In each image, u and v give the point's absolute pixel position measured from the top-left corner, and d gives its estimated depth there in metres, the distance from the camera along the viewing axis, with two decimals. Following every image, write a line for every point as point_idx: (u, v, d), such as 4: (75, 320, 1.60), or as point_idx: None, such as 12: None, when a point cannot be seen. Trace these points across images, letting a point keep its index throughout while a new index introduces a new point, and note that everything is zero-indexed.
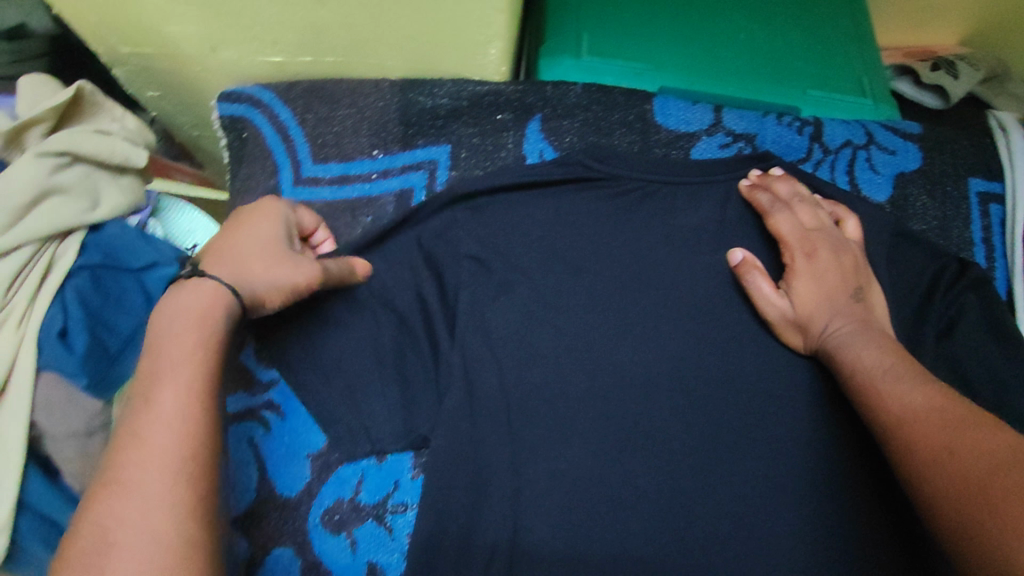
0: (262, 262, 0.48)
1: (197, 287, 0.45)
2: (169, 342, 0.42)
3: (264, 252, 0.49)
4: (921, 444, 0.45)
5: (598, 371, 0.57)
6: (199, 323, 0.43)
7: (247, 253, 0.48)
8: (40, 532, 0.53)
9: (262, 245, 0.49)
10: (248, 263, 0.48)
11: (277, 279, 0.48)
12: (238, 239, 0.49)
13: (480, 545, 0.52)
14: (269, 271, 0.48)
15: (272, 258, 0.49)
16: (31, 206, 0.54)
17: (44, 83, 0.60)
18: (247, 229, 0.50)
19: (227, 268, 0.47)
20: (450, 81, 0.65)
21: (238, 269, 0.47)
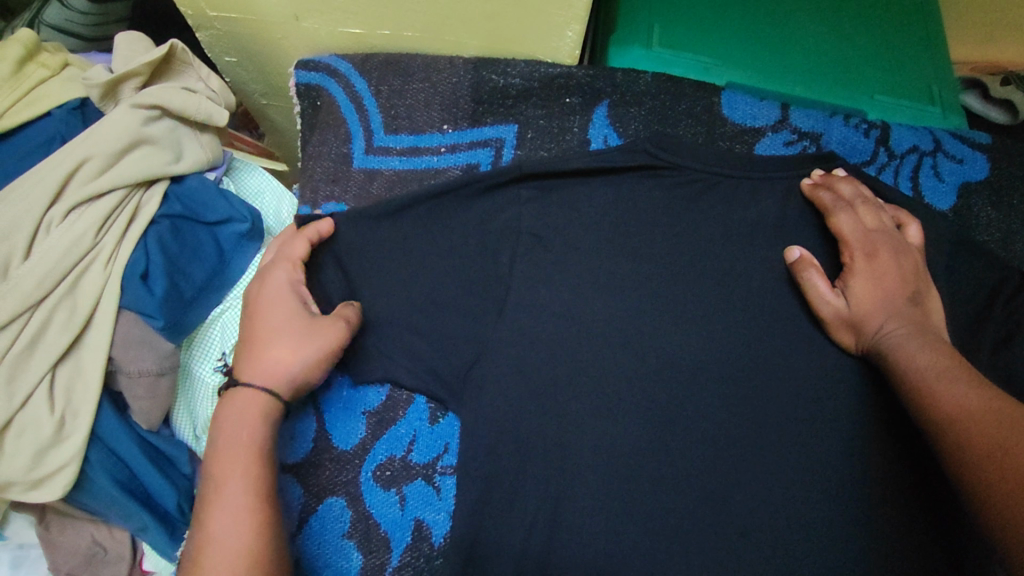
0: (283, 350, 0.53)
1: (242, 398, 0.52)
2: (224, 456, 0.49)
3: (281, 338, 0.54)
4: (974, 445, 0.44)
5: (649, 353, 0.58)
6: (246, 433, 0.51)
7: (269, 341, 0.54)
8: (105, 463, 0.57)
9: (277, 328, 0.54)
10: (274, 360, 0.53)
11: (297, 362, 0.53)
12: (261, 322, 0.55)
13: (522, 511, 0.54)
14: (292, 356, 0.54)
15: (289, 345, 0.53)
16: (122, 154, 0.58)
17: (137, 40, 0.63)
18: (269, 309, 0.55)
19: (262, 368, 0.53)
20: (523, 62, 0.66)
21: (267, 365, 0.53)
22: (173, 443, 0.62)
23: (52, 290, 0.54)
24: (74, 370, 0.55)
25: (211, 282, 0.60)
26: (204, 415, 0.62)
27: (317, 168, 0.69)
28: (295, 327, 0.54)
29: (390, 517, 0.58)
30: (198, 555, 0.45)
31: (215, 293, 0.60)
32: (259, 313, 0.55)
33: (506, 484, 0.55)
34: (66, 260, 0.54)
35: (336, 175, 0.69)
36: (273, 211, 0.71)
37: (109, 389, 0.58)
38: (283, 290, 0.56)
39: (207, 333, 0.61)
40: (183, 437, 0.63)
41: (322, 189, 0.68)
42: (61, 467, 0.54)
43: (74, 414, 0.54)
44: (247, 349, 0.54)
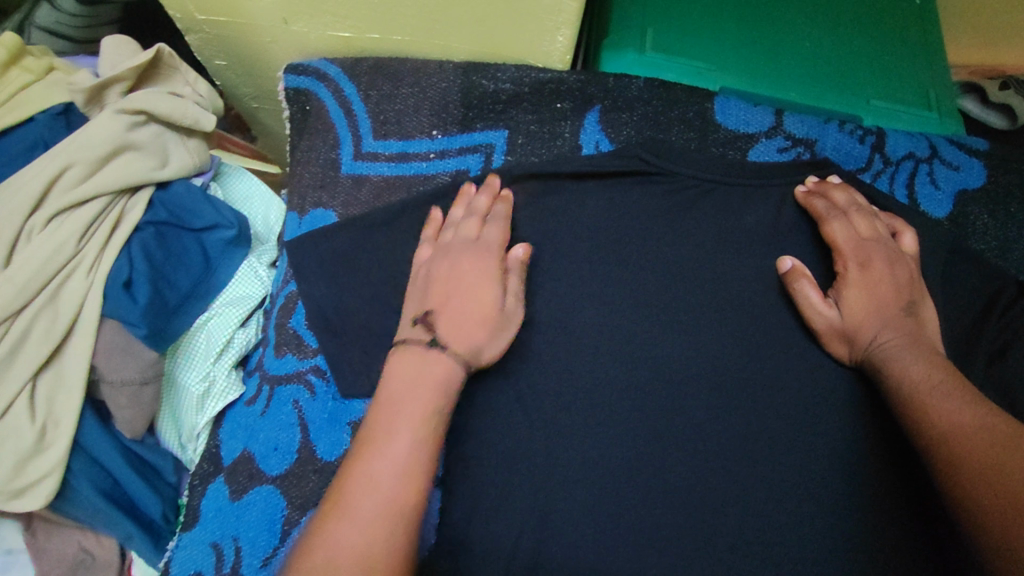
0: (472, 314, 0.53)
1: (417, 354, 0.51)
2: (408, 404, 0.48)
3: (471, 308, 0.54)
4: (966, 462, 0.44)
5: (638, 362, 0.57)
6: (421, 396, 0.48)
7: (464, 309, 0.54)
8: (89, 473, 0.56)
9: (473, 300, 0.54)
10: (468, 327, 0.53)
11: (493, 342, 0.53)
12: (448, 292, 0.55)
13: (506, 529, 0.52)
14: (490, 339, 0.53)
15: (484, 312, 0.53)
16: (107, 161, 0.57)
17: (124, 43, 0.62)
18: (452, 283, 0.55)
19: (451, 335, 0.52)
20: (513, 67, 0.65)
21: (459, 330, 0.53)
22: (157, 452, 0.61)
23: (33, 298, 0.53)
24: (55, 379, 0.54)
25: (196, 290, 0.59)
26: (190, 423, 0.61)
27: (306, 173, 0.69)
28: (484, 289, 0.55)
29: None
30: (349, 488, 0.43)
31: (201, 300, 0.60)
32: (459, 294, 0.54)
33: (492, 497, 0.53)
34: (48, 267, 0.53)
35: (324, 181, 0.68)
36: (261, 216, 0.71)
37: (92, 397, 0.57)
38: (487, 268, 0.56)
39: (193, 341, 0.60)
40: (168, 446, 0.62)
41: (310, 195, 0.68)
42: (41, 477, 0.53)
43: (55, 423, 0.54)
44: (441, 316, 0.53)
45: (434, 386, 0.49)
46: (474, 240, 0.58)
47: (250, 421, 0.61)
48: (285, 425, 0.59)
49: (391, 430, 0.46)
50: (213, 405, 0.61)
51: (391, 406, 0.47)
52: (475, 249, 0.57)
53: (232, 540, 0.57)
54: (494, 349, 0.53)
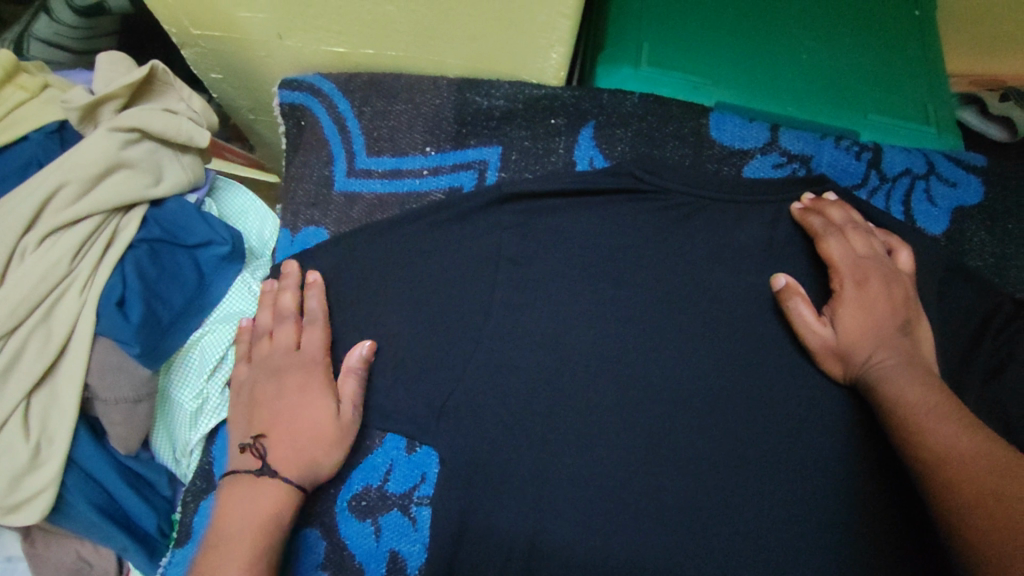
0: (309, 433, 0.54)
1: (249, 482, 0.52)
2: (242, 527, 0.49)
3: (307, 429, 0.54)
4: (964, 486, 0.44)
5: (628, 383, 0.57)
6: (258, 527, 0.49)
7: (294, 430, 0.54)
8: (84, 490, 0.56)
9: (305, 416, 0.54)
10: (301, 450, 0.53)
11: (329, 456, 0.54)
12: (276, 416, 0.55)
13: (498, 545, 0.53)
14: (329, 454, 0.54)
15: (319, 432, 0.54)
16: (100, 178, 0.57)
17: (120, 59, 0.63)
18: (277, 401, 0.56)
19: (286, 458, 0.53)
20: (507, 83, 0.65)
21: (298, 453, 0.53)
22: (152, 467, 0.62)
23: (27, 317, 0.53)
24: (50, 396, 0.54)
25: (189, 306, 0.60)
26: (183, 440, 0.61)
27: (299, 190, 0.69)
28: (313, 406, 0.55)
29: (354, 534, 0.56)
30: None
31: (195, 316, 0.60)
32: (289, 412, 0.55)
33: (481, 516, 0.53)
34: (41, 287, 0.54)
35: (317, 199, 0.69)
36: (255, 232, 0.71)
37: (86, 413, 0.58)
38: (312, 386, 0.56)
39: (187, 356, 0.61)
40: (163, 462, 0.62)
41: (302, 212, 0.68)
42: (37, 492, 0.53)
43: (49, 440, 0.54)
44: (270, 439, 0.54)
45: (268, 518, 0.50)
46: (293, 349, 0.58)
47: None
48: None
49: (223, 565, 0.47)
50: (206, 422, 0.61)
51: (220, 552, 0.48)
52: (297, 361, 0.57)
53: None
54: (328, 465, 0.54)
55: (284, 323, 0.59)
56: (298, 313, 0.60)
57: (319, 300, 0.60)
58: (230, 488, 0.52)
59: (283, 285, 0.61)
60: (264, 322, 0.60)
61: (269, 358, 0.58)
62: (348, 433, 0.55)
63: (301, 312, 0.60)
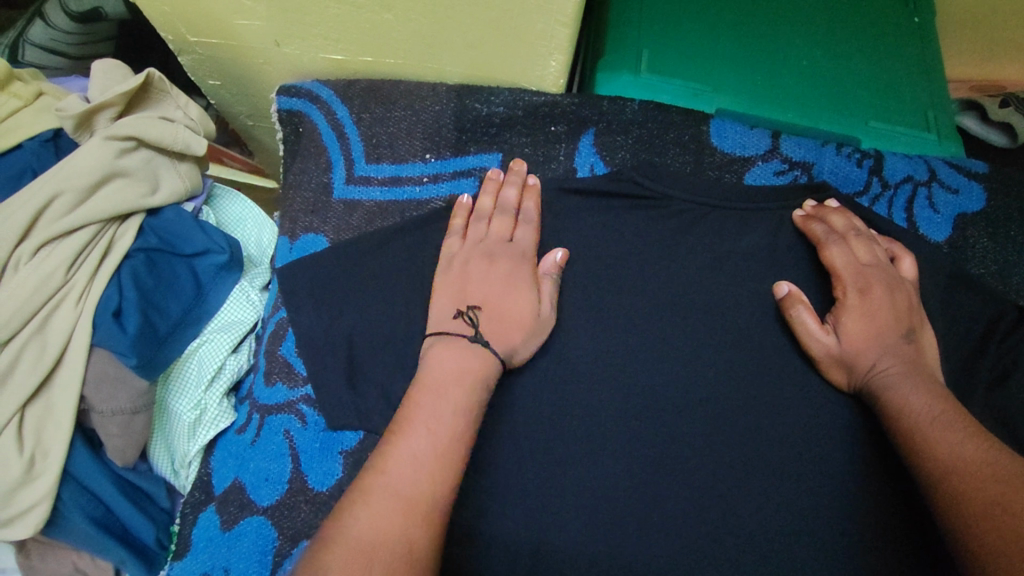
0: (511, 314, 0.55)
1: (460, 346, 0.52)
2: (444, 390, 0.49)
3: (510, 307, 0.55)
4: (972, 495, 0.44)
5: (632, 392, 0.56)
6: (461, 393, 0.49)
7: (503, 312, 0.55)
8: (80, 503, 0.56)
9: (511, 304, 0.55)
10: (508, 328, 0.54)
11: (526, 345, 0.55)
12: (487, 291, 0.56)
13: (502, 557, 0.52)
14: (526, 341, 0.55)
15: (523, 316, 0.55)
16: (97, 187, 0.57)
17: (115, 67, 0.62)
18: (491, 283, 0.56)
19: (494, 328, 0.54)
20: (506, 90, 0.65)
21: (502, 328, 0.54)
22: (150, 479, 0.61)
23: (21, 329, 0.53)
24: (44, 409, 0.53)
25: (187, 317, 0.59)
26: (181, 452, 0.61)
27: (297, 198, 0.69)
28: (521, 292, 0.56)
29: None
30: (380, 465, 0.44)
31: (192, 327, 0.60)
32: (500, 291, 0.56)
33: (484, 527, 0.53)
34: (36, 298, 0.53)
35: (316, 206, 0.68)
36: (253, 238, 0.71)
37: (82, 425, 0.57)
38: (520, 277, 0.57)
39: (183, 368, 0.60)
40: (161, 473, 0.62)
41: (301, 220, 0.68)
42: (32, 506, 0.53)
43: (44, 453, 0.53)
44: (482, 312, 0.55)
45: (474, 376, 0.51)
46: (509, 241, 0.59)
47: (239, 450, 0.61)
48: (274, 457, 0.59)
49: (429, 428, 0.46)
50: (205, 433, 0.61)
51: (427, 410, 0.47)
52: (508, 253, 0.58)
53: (222, 572, 0.57)
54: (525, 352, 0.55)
55: (504, 216, 0.60)
56: (517, 211, 0.61)
57: (536, 204, 0.61)
58: (438, 344, 0.53)
59: (508, 180, 0.62)
60: (485, 208, 0.61)
61: (486, 241, 0.59)
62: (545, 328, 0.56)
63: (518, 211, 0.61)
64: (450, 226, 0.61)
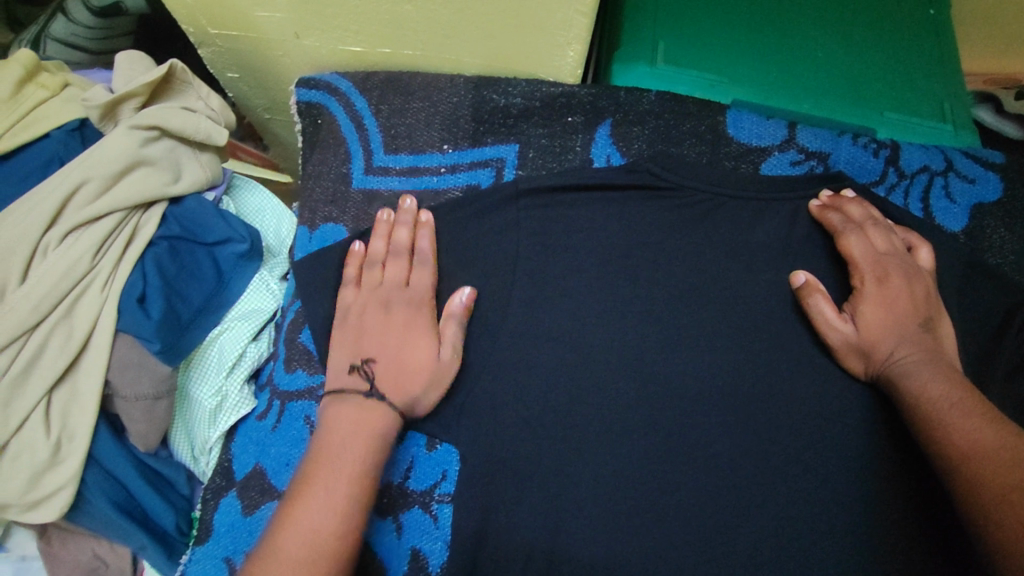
0: (409, 369, 0.54)
1: (355, 403, 0.53)
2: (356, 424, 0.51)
3: (409, 360, 0.55)
4: (988, 483, 0.44)
5: (648, 379, 0.57)
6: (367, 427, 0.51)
7: (399, 363, 0.55)
8: (104, 487, 0.57)
9: (408, 353, 0.55)
10: (406, 378, 0.54)
11: (428, 394, 0.54)
12: (381, 343, 0.56)
13: (519, 544, 0.52)
14: (428, 390, 0.54)
15: (422, 365, 0.54)
16: (121, 175, 0.58)
17: (139, 59, 0.63)
18: (387, 333, 0.56)
19: (394, 380, 0.54)
20: (524, 81, 0.66)
21: (399, 381, 0.54)
22: (172, 465, 0.62)
23: (49, 314, 0.54)
24: (70, 393, 0.54)
25: (209, 304, 0.60)
26: (202, 437, 0.61)
27: (317, 188, 0.69)
28: (417, 343, 0.56)
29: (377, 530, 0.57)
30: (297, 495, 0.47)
31: (214, 314, 0.60)
32: (398, 344, 0.56)
33: (502, 513, 0.53)
34: (63, 284, 0.54)
35: (335, 196, 0.69)
36: (272, 229, 0.71)
37: (106, 410, 0.58)
38: (416, 324, 0.57)
39: (205, 355, 0.61)
40: (181, 459, 0.62)
41: (320, 210, 0.68)
42: (56, 490, 0.53)
43: (69, 437, 0.54)
44: (376, 364, 0.55)
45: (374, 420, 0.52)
46: (403, 286, 0.59)
47: (260, 435, 0.61)
48: (295, 441, 0.59)
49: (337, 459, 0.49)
50: (225, 419, 0.62)
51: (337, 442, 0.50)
52: (404, 296, 0.58)
53: (244, 556, 0.57)
54: (430, 401, 0.54)
55: (397, 260, 0.60)
56: (412, 252, 0.60)
57: (430, 242, 0.61)
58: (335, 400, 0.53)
59: (400, 223, 0.62)
60: (378, 253, 0.61)
61: (379, 289, 0.59)
62: (447, 372, 0.55)
63: (413, 251, 0.61)
64: (344, 276, 0.61)
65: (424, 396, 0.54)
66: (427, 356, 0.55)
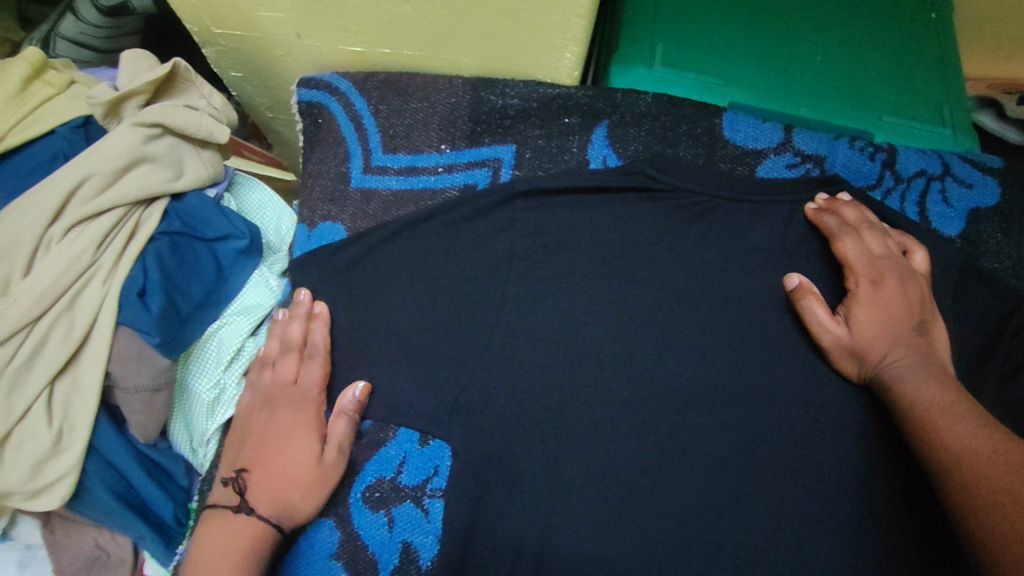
0: (287, 474, 0.54)
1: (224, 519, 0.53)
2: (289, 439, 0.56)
3: (286, 466, 0.55)
4: (982, 487, 0.43)
5: (640, 379, 0.57)
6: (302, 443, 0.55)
7: (275, 469, 0.55)
8: (103, 477, 0.58)
9: (286, 457, 0.55)
10: (281, 486, 0.54)
11: (305, 501, 0.54)
12: (258, 451, 0.56)
13: (509, 541, 0.53)
14: (305, 497, 0.54)
15: (300, 472, 0.54)
16: (124, 171, 0.59)
17: (143, 57, 0.64)
18: (267, 439, 0.56)
19: (267, 492, 0.54)
20: (522, 82, 0.66)
21: (274, 493, 0.54)
22: (171, 457, 0.63)
23: (51, 306, 0.55)
24: (71, 383, 0.56)
25: (208, 299, 0.61)
26: (200, 430, 0.62)
27: (316, 186, 0.70)
28: (298, 445, 0.55)
29: (368, 524, 0.58)
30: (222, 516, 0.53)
31: (213, 308, 0.61)
32: (275, 449, 0.55)
33: (493, 508, 0.54)
34: (65, 277, 0.55)
35: (333, 194, 0.69)
36: (273, 226, 0.72)
37: (107, 402, 0.59)
38: (299, 425, 0.56)
39: (205, 349, 0.62)
40: (180, 451, 0.64)
41: (319, 208, 0.69)
42: (58, 479, 0.55)
43: (70, 427, 0.55)
44: (250, 474, 0.55)
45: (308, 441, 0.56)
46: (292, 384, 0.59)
47: None
48: None
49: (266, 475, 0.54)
50: (221, 413, 0.62)
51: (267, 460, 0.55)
52: (293, 399, 0.58)
53: None
54: (306, 507, 0.54)
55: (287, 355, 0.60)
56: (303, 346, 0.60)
57: (323, 335, 0.60)
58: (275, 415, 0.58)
59: (292, 315, 0.61)
60: (270, 351, 0.61)
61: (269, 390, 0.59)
62: (332, 473, 0.56)
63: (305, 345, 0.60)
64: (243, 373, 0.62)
65: (300, 505, 0.54)
66: (309, 464, 0.55)
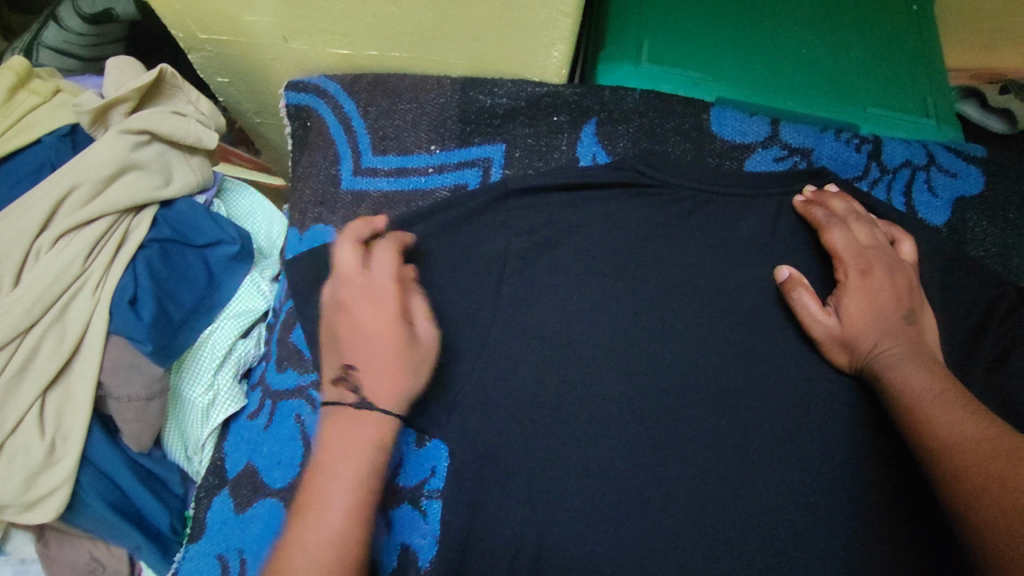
0: (384, 357, 0.49)
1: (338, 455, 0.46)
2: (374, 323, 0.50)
3: (382, 351, 0.49)
4: (969, 473, 0.43)
5: (634, 374, 0.57)
6: (387, 328, 0.50)
7: (382, 360, 0.49)
8: (97, 487, 0.57)
9: (377, 345, 0.49)
10: (386, 372, 0.49)
11: (414, 381, 0.50)
12: (368, 350, 0.49)
13: (507, 540, 0.53)
14: (415, 372, 0.50)
15: (394, 351, 0.50)
16: (112, 179, 0.58)
17: (128, 64, 0.63)
18: (354, 336, 0.50)
19: (387, 393, 0.48)
20: (510, 82, 0.66)
21: (387, 381, 0.49)
22: (167, 466, 0.63)
23: (42, 316, 0.54)
24: (63, 394, 0.55)
25: (200, 305, 0.61)
26: (196, 437, 0.62)
27: (306, 190, 0.70)
28: (391, 330, 0.50)
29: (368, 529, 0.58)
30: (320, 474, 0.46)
31: (204, 315, 0.61)
32: (376, 344, 0.49)
33: (490, 507, 0.54)
34: (55, 287, 0.55)
35: (324, 198, 0.70)
36: (263, 230, 0.72)
37: (100, 412, 0.59)
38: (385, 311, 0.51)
39: (197, 355, 0.61)
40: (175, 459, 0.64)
41: (310, 211, 0.69)
42: (51, 490, 0.54)
43: (64, 438, 0.55)
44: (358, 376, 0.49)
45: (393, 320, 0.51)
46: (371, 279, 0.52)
47: (251, 434, 0.62)
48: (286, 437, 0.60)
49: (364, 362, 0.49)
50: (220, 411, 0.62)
51: (358, 348, 0.49)
52: (367, 296, 0.51)
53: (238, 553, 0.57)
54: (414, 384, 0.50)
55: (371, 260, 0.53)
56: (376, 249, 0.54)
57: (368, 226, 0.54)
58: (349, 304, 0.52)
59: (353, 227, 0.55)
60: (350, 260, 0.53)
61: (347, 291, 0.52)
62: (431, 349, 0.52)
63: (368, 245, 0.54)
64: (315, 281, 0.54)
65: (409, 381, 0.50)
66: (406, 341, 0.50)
